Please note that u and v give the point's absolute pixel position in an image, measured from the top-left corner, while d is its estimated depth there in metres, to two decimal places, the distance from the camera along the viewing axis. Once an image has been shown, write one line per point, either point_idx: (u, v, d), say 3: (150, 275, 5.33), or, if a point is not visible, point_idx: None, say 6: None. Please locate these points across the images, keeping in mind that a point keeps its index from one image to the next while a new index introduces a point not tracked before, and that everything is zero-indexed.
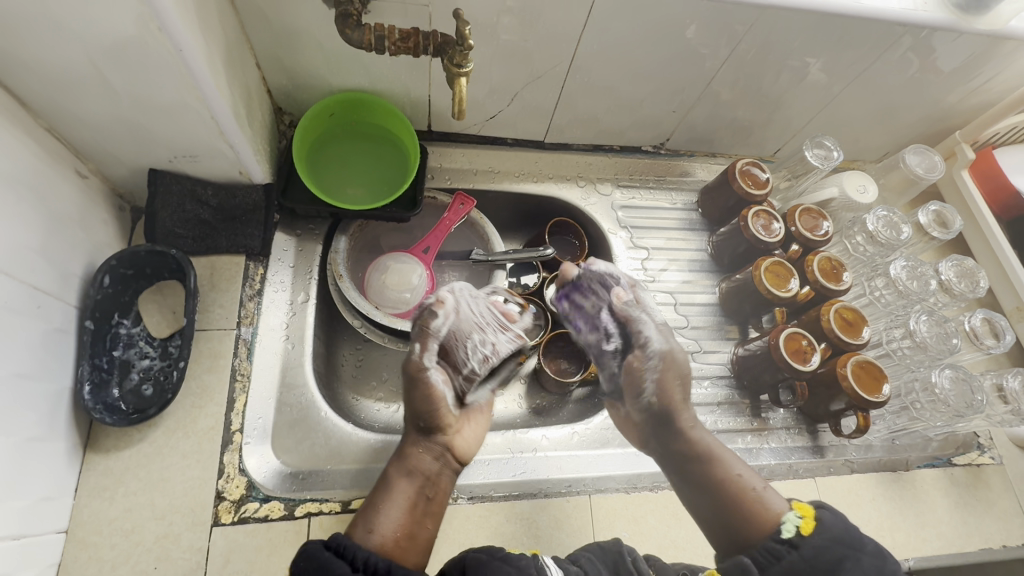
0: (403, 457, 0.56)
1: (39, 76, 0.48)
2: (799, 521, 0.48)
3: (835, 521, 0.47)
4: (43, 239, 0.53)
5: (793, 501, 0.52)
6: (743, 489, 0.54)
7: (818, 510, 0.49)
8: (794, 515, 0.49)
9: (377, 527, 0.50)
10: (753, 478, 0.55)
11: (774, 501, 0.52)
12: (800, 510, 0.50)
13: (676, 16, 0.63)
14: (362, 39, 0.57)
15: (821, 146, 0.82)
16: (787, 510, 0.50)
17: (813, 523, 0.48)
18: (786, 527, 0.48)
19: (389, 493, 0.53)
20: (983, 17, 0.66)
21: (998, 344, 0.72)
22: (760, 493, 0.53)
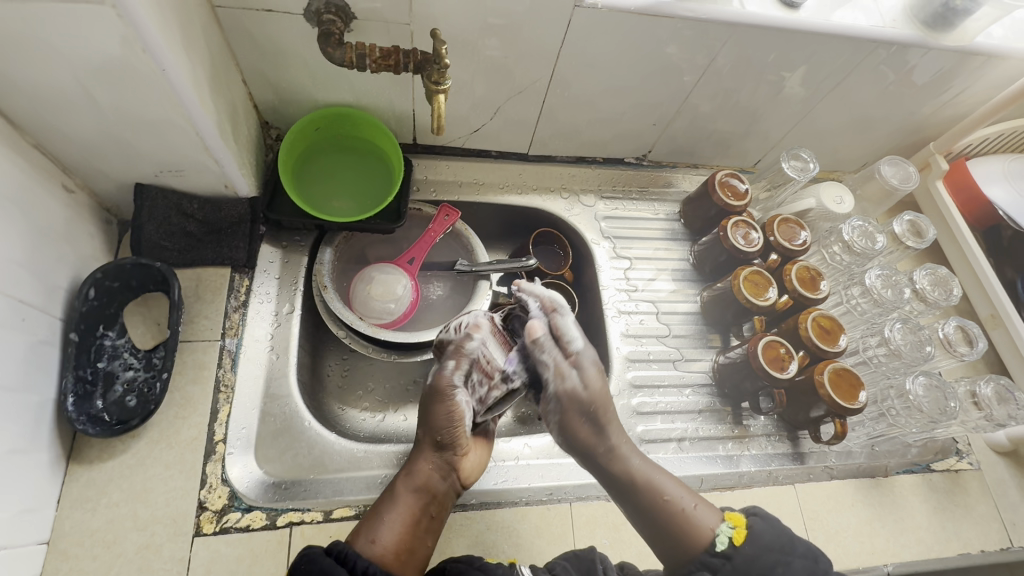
0: (412, 469, 0.58)
1: (26, 96, 0.49)
2: (731, 532, 0.53)
3: (767, 528, 0.52)
4: (29, 254, 0.53)
5: (722, 513, 0.55)
6: (675, 506, 0.56)
7: (749, 518, 0.54)
8: (727, 526, 0.53)
9: (378, 538, 0.51)
10: (678, 491, 0.57)
11: (706, 517, 0.54)
12: (733, 520, 0.54)
13: (652, 33, 0.64)
14: (345, 58, 0.59)
15: (798, 158, 0.84)
16: (721, 522, 0.54)
17: (744, 532, 0.52)
18: (721, 538, 0.52)
19: (392, 503, 0.55)
20: (949, 34, 0.68)
21: (971, 351, 0.73)
22: (696, 508, 0.55)
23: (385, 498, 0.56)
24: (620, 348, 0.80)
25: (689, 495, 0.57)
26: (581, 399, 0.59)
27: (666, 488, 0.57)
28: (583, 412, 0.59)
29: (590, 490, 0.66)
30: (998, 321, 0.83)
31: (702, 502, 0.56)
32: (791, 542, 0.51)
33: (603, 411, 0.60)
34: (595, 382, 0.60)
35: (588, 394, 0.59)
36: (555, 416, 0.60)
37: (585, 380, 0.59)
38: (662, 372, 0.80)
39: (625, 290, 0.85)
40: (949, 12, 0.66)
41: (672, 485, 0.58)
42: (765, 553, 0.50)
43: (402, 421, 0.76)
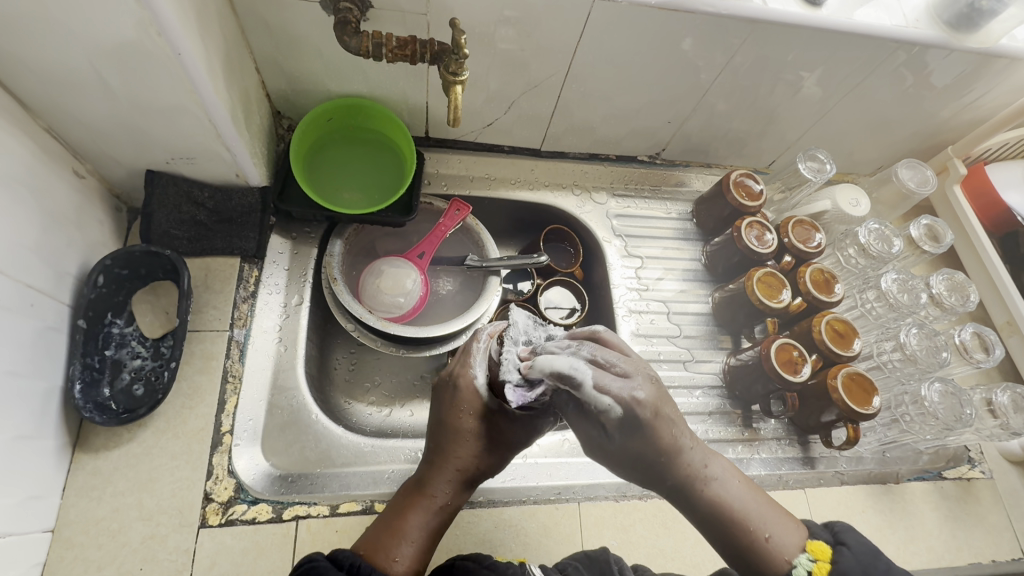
0: (439, 486, 0.54)
1: (40, 78, 0.48)
2: (812, 564, 0.47)
3: (853, 563, 0.46)
4: (39, 239, 0.53)
5: (806, 538, 0.49)
6: (755, 534, 0.49)
7: (836, 550, 0.47)
8: (808, 558, 0.47)
9: (402, 557, 0.50)
10: (756, 505, 0.50)
11: (787, 542, 0.48)
12: (816, 552, 0.48)
13: (673, 29, 0.63)
14: (360, 47, 0.58)
15: (814, 159, 0.83)
16: (801, 552, 0.48)
17: (827, 566, 0.46)
18: (798, 572, 0.47)
19: (418, 521, 0.52)
20: (973, 35, 0.67)
21: (988, 358, 0.72)
22: (774, 535, 0.49)
23: (406, 509, 0.53)
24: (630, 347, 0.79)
25: (765, 509, 0.50)
26: (637, 448, 0.48)
27: (745, 509, 0.50)
28: (652, 440, 0.48)
29: (598, 490, 0.65)
30: (1014, 328, 0.82)
31: (783, 522, 0.50)
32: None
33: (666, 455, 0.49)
34: (667, 430, 0.47)
35: (638, 442, 0.48)
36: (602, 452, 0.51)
37: (646, 422, 0.46)
38: (673, 373, 0.79)
39: (635, 290, 0.84)
40: (976, 12, 0.65)
41: (753, 502, 0.50)
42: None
43: (408, 416, 0.75)
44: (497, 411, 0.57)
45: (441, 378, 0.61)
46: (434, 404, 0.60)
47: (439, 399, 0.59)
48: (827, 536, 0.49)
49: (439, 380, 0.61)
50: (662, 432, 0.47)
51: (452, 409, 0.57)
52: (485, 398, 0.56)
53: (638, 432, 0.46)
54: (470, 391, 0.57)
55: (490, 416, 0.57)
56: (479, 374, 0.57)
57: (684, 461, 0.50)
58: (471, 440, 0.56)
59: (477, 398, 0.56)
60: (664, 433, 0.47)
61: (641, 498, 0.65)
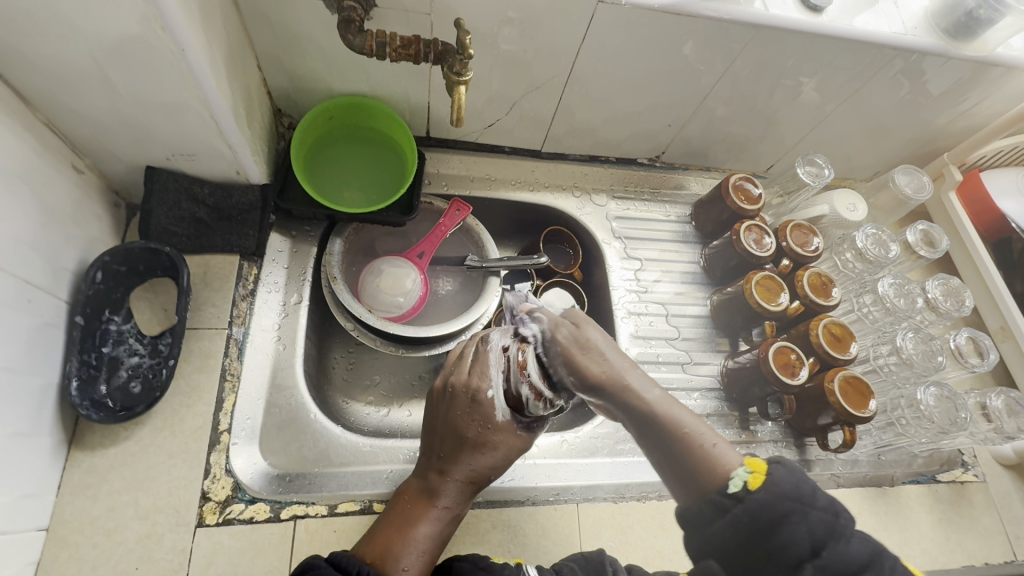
0: (448, 496, 0.55)
1: (42, 72, 0.48)
2: (747, 476, 0.43)
3: (786, 476, 0.43)
4: (36, 233, 0.52)
5: (743, 455, 0.46)
6: (693, 441, 0.47)
7: (771, 464, 0.44)
8: (744, 470, 0.44)
9: (412, 567, 0.50)
10: (697, 423, 0.49)
11: (727, 454, 0.46)
12: (753, 465, 0.44)
13: (675, 32, 0.64)
14: (365, 45, 0.58)
15: (812, 164, 0.84)
16: (740, 465, 0.44)
17: (761, 478, 0.43)
18: (734, 483, 0.43)
19: (427, 530, 0.53)
20: (970, 43, 0.68)
21: (982, 363, 0.73)
22: (712, 444, 0.47)
23: (413, 519, 0.53)
24: (629, 349, 0.79)
25: (707, 429, 0.48)
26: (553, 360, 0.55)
27: (684, 423, 0.49)
28: (583, 348, 0.53)
29: (597, 491, 0.65)
30: (1008, 334, 0.83)
31: (726, 441, 0.47)
32: (814, 493, 0.42)
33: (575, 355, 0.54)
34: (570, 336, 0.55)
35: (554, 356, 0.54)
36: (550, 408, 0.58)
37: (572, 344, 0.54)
38: (671, 375, 0.79)
39: (634, 292, 0.84)
40: (973, 21, 0.66)
41: (694, 419, 0.49)
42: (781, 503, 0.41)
43: (406, 416, 0.75)
44: (510, 421, 0.57)
45: (445, 387, 0.60)
46: (444, 410, 0.58)
47: (450, 407, 0.58)
48: (768, 452, 0.46)
49: (446, 388, 0.59)
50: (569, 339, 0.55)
51: (465, 420, 0.57)
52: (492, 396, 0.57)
53: (580, 348, 0.54)
54: (489, 404, 0.57)
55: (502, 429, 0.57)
56: (501, 390, 0.57)
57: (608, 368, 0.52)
58: (482, 448, 0.56)
59: (493, 411, 0.57)
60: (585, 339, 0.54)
61: (640, 499, 0.65)
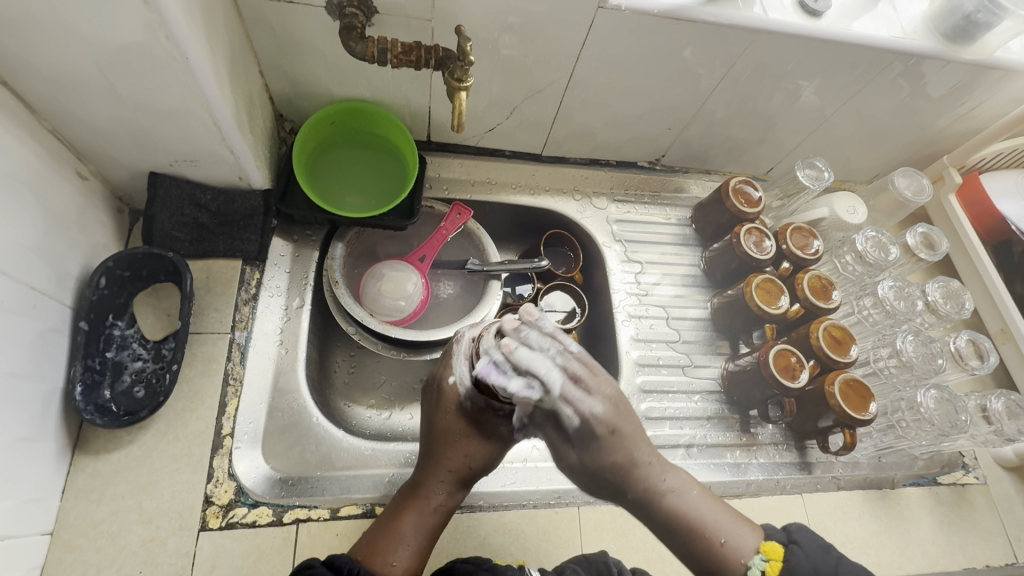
0: (434, 490, 0.56)
1: (46, 80, 0.49)
2: (765, 564, 0.51)
3: (802, 561, 0.50)
4: (41, 239, 0.53)
5: (761, 540, 0.53)
6: (709, 539, 0.53)
7: (787, 549, 0.52)
8: (761, 558, 0.51)
9: (399, 561, 0.50)
10: (713, 514, 0.55)
11: (744, 547, 0.52)
12: (769, 552, 0.52)
13: (674, 37, 0.64)
14: (366, 52, 0.58)
15: (812, 167, 0.84)
16: (755, 553, 0.52)
17: (778, 565, 0.50)
18: (752, 572, 0.51)
19: (414, 526, 0.53)
20: (969, 46, 0.68)
21: (982, 365, 0.73)
22: (729, 539, 0.53)
23: (400, 516, 0.53)
24: (629, 352, 0.80)
25: (722, 516, 0.54)
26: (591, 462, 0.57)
27: (700, 512, 0.54)
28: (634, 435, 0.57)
29: None
30: (1008, 336, 0.83)
31: (737, 525, 0.54)
32: (832, 572, 0.49)
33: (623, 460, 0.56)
34: (626, 438, 0.56)
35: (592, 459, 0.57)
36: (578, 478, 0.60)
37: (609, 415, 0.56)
38: (671, 378, 0.79)
39: (635, 295, 0.84)
40: (971, 24, 0.66)
41: (709, 509, 0.55)
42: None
43: (407, 419, 0.76)
44: (472, 411, 0.58)
45: (430, 381, 0.63)
46: (426, 404, 0.62)
47: (429, 400, 0.62)
48: (781, 536, 0.54)
49: (429, 383, 0.63)
50: (618, 446, 0.56)
51: (439, 412, 0.59)
52: (465, 404, 0.58)
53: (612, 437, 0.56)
54: (453, 391, 0.58)
55: (473, 418, 0.58)
56: (464, 376, 0.58)
57: (641, 474, 0.56)
58: (459, 439, 0.58)
59: (457, 395, 0.58)
60: (627, 441, 0.56)
61: None
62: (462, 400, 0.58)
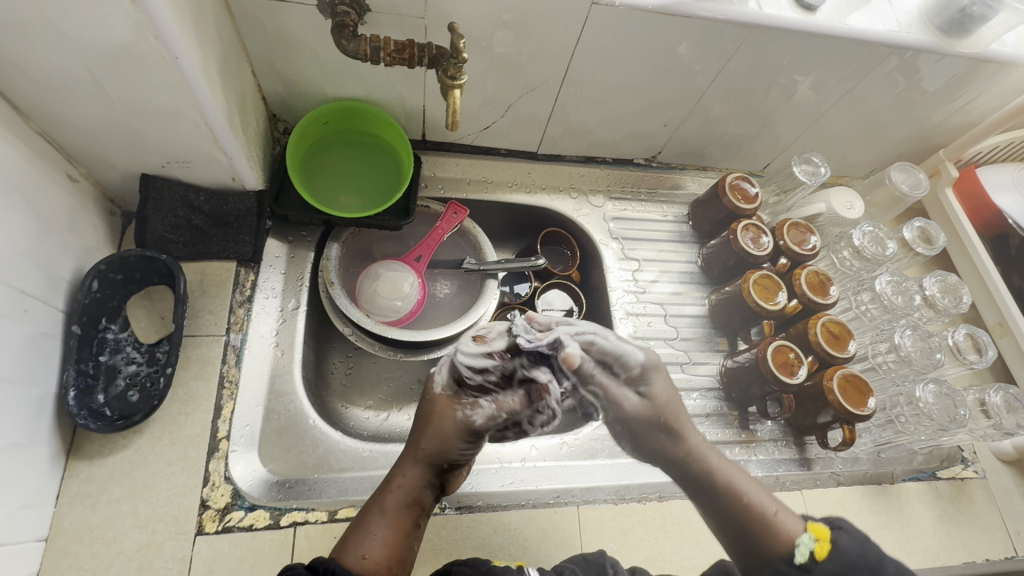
0: (404, 476, 0.55)
1: (35, 82, 0.48)
2: (813, 545, 0.50)
3: (851, 544, 0.50)
4: (32, 243, 0.52)
5: (806, 522, 0.53)
6: (757, 510, 0.54)
7: (833, 532, 0.51)
8: (809, 538, 0.51)
9: (367, 552, 0.49)
10: (760, 491, 0.55)
11: (791, 523, 0.52)
12: (816, 531, 0.51)
13: (669, 33, 0.64)
14: (359, 50, 0.58)
15: (809, 162, 0.84)
16: (804, 533, 0.52)
17: (827, 547, 0.50)
18: (801, 550, 0.50)
19: (380, 514, 0.52)
20: (964, 40, 0.68)
21: (981, 359, 0.73)
22: (776, 511, 0.53)
23: (369, 507, 0.53)
24: None
25: (768, 495, 0.55)
26: (643, 416, 0.60)
27: (747, 489, 0.56)
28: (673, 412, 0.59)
29: (597, 494, 0.65)
30: (1006, 329, 0.83)
31: (786, 507, 0.54)
32: (879, 562, 0.48)
33: (671, 422, 0.59)
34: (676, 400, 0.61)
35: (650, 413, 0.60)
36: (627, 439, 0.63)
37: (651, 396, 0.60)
38: (670, 376, 0.79)
39: (632, 292, 0.84)
40: (966, 18, 0.66)
41: (755, 488, 0.56)
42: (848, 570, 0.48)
43: (405, 420, 0.75)
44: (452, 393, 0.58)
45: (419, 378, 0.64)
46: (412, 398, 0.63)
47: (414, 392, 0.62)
48: (825, 519, 0.53)
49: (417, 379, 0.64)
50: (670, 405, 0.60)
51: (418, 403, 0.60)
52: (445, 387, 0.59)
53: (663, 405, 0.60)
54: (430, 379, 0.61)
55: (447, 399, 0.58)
56: (443, 368, 0.60)
57: (689, 440, 0.59)
58: (434, 424, 0.57)
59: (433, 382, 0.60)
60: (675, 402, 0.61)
61: (640, 500, 0.65)
62: (439, 383, 0.59)
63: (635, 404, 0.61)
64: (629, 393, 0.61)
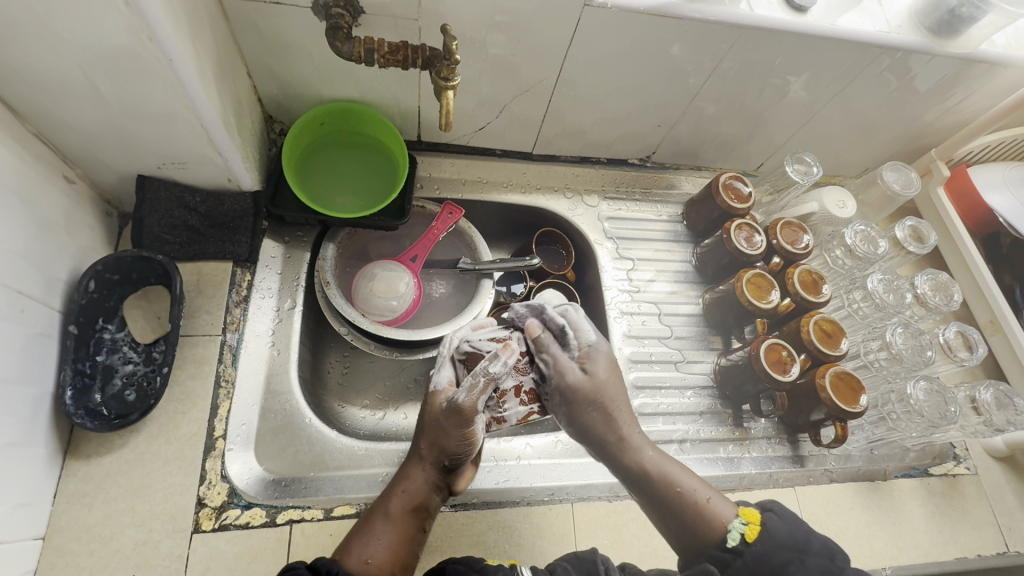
0: (410, 482, 0.55)
1: (30, 84, 0.48)
2: (744, 528, 0.52)
3: (780, 526, 0.51)
4: (28, 244, 0.53)
5: (738, 507, 0.54)
6: (690, 499, 0.54)
7: (764, 515, 0.52)
8: (740, 522, 0.52)
9: (374, 556, 0.50)
10: (690, 481, 0.56)
11: (722, 510, 0.54)
12: (747, 516, 0.53)
13: (661, 34, 0.64)
14: (353, 52, 0.58)
15: (801, 162, 0.84)
16: (735, 517, 0.53)
17: (757, 529, 0.51)
18: (733, 534, 0.51)
19: (385, 520, 0.53)
20: (954, 40, 0.69)
21: (971, 356, 0.74)
22: (709, 499, 0.54)
23: (374, 513, 0.54)
24: (622, 348, 0.80)
25: (697, 484, 0.56)
26: (586, 390, 0.58)
27: (678, 477, 0.56)
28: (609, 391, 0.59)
29: (592, 491, 0.66)
30: (997, 327, 0.84)
31: (717, 497, 0.55)
32: (806, 540, 0.50)
33: (610, 401, 0.59)
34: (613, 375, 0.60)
35: (590, 388, 0.58)
36: (555, 407, 0.60)
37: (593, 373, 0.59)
38: (664, 374, 0.80)
39: (627, 291, 0.85)
40: (955, 19, 0.67)
41: (686, 476, 0.57)
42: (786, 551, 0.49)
43: (401, 419, 0.75)
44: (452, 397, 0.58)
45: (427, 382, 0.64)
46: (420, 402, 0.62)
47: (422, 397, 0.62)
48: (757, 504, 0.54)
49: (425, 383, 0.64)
50: (606, 377, 0.60)
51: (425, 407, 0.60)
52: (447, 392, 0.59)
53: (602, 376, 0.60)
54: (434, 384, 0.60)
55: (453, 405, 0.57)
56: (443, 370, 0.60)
57: (622, 421, 0.59)
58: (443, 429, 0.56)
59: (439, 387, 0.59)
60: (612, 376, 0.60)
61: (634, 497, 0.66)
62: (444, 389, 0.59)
63: (578, 377, 0.59)
64: (575, 368, 0.59)
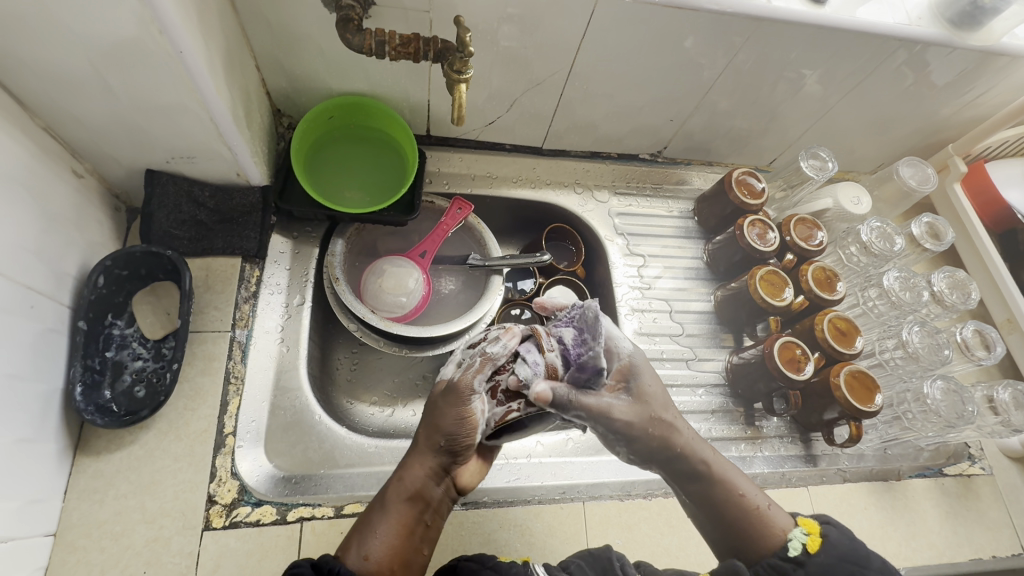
0: (408, 471, 0.54)
1: (39, 77, 0.48)
2: (805, 538, 0.51)
3: (841, 538, 0.50)
4: (37, 240, 0.52)
5: (796, 517, 0.53)
6: (751, 504, 0.54)
7: (823, 527, 0.52)
8: (800, 532, 0.51)
9: (370, 550, 0.49)
10: (748, 486, 0.55)
11: (781, 518, 0.53)
12: (807, 526, 0.52)
13: (676, 26, 0.63)
14: (363, 44, 0.57)
15: (816, 157, 0.83)
16: (794, 527, 0.52)
17: (818, 540, 0.50)
18: (793, 543, 0.50)
19: (382, 512, 0.51)
20: (976, 33, 0.67)
21: (989, 355, 0.73)
22: (767, 506, 0.54)
23: (376, 505, 0.53)
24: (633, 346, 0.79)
25: (755, 489, 0.55)
26: (633, 417, 0.55)
27: (738, 483, 0.55)
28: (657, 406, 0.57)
29: (602, 490, 0.65)
30: (1014, 326, 0.83)
31: (773, 503, 0.55)
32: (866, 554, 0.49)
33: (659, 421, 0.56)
34: (658, 388, 0.58)
35: (637, 413, 0.55)
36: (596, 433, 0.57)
37: (639, 396, 0.57)
38: (675, 372, 0.79)
39: (637, 288, 0.84)
40: (978, 11, 0.65)
41: (744, 481, 0.56)
42: (840, 563, 0.48)
43: (411, 416, 0.75)
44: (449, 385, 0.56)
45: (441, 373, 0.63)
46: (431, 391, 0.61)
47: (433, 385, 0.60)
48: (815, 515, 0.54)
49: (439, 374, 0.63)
50: (649, 393, 0.57)
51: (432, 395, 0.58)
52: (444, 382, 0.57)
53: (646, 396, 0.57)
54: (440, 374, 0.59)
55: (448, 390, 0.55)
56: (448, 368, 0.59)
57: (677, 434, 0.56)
58: (443, 416, 0.54)
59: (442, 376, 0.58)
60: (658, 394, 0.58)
61: (645, 497, 0.65)
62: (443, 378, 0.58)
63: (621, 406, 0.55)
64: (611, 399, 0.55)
